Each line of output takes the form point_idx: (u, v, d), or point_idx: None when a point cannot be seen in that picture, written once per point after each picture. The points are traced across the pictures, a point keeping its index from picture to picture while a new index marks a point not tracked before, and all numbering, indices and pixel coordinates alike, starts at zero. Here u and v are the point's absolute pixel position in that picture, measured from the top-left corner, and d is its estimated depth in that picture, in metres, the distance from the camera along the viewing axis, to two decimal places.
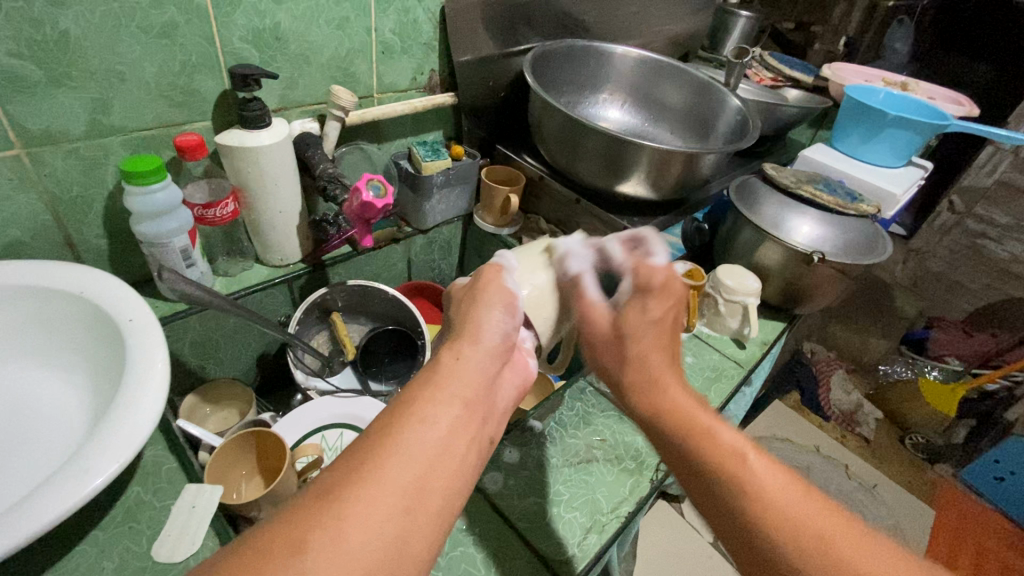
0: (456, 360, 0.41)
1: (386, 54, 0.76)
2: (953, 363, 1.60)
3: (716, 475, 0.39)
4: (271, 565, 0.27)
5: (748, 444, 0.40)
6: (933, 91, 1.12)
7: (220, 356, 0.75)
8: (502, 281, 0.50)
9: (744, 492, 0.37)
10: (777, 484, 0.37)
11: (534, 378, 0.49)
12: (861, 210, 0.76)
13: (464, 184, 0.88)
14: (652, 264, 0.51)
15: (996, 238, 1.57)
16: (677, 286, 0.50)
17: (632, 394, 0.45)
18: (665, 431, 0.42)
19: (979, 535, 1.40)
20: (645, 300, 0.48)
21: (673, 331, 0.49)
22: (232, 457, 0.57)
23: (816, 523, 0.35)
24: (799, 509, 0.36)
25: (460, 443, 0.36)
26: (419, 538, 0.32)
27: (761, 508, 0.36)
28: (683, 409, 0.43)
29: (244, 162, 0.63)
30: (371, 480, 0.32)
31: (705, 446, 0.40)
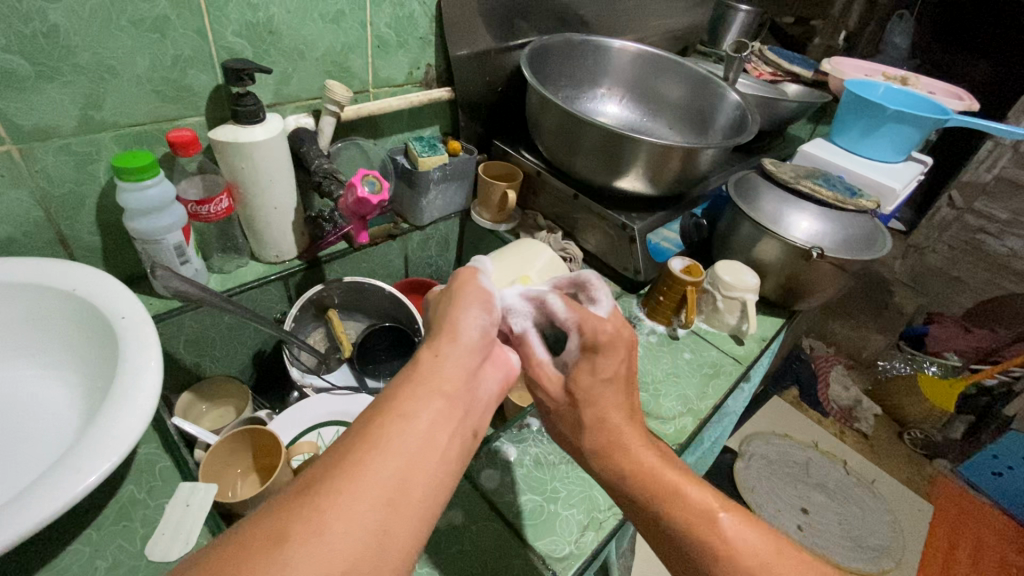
0: (436, 356, 0.41)
1: (381, 48, 0.75)
2: (952, 358, 1.51)
3: (688, 539, 0.41)
4: (251, 563, 0.27)
5: (716, 501, 0.43)
6: (934, 85, 1.11)
7: (216, 353, 0.74)
8: (477, 280, 0.48)
9: (710, 554, 0.40)
10: (745, 545, 0.40)
11: (517, 374, 0.48)
12: (860, 206, 0.75)
13: (461, 180, 0.87)
14: (599, 322, 0.49)
15: (995, 233, 1.58)
16: (623, 337, 0.49)
17: (600, 461, 0.48)
18: (639, 500, 0.45)
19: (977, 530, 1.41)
20: (593, 362, 0.48)
21: (628, 384, 0.50)
22: (228, 455, 0.57)
23: (780, 572, 0.39)
24: (767, 562, 0.40)
25: (442, 437, 0.37)
26: (402, 531, 0.32)
27: (733, 570, 0.40)
28: (654, 475, 0.45)
29: (239, 157, 0.63)
30: (351, 476, 0.32)
31: (674, 510, 0.43)
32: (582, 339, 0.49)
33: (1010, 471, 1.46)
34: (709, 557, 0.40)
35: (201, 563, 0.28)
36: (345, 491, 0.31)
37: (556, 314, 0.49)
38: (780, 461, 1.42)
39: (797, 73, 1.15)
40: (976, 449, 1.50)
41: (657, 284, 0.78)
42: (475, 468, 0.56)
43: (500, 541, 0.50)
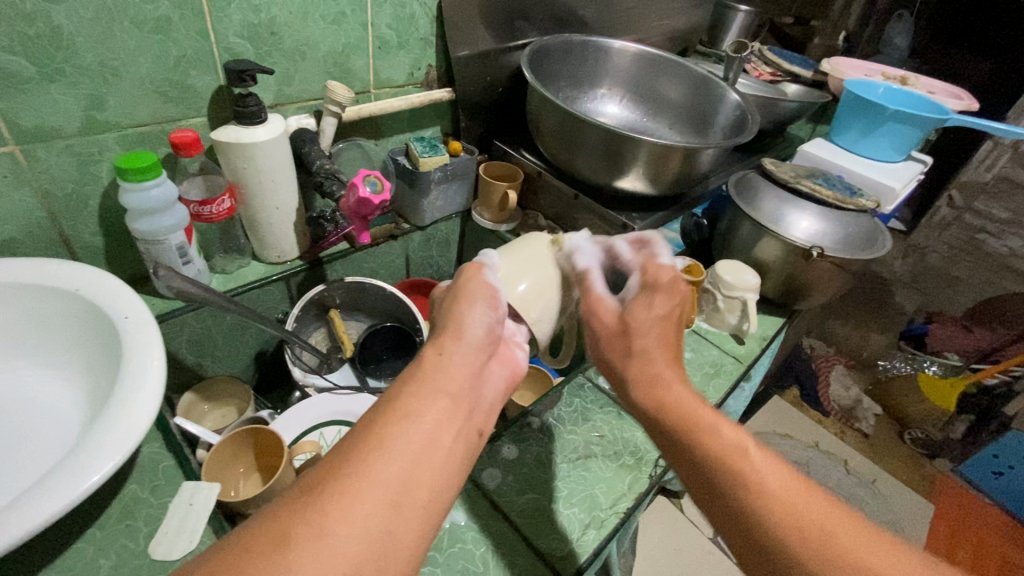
0: (439, 356, 0.42)
1: (382, 49, 0.75)
2: (952, 357, 1.57)
3: (717, 466, 0.39)
4: (256, 564, 0.28)
5: (750, 438, 0.40)
6: (934, 85, 1.11)
7: (218, 353, 0.74)
8: (483, 277, 0.49)
9: (742, 484, 0.37)
10: (776, 481, 0.37)
11: (523, 371, 0.49)
12: (860, 205, 0.75)
13: (462, 180, 0.87)
14: (660, 265, 0.52)
15: (995, 233, 1.58)
16: (682, 286, 0.51)
17: (636, 389, 0.46)
18: (668, 428, 0.43)
19: (978, 529, 1.41)
20: (651, 298, 0.50)
21: (676, 329, 0.50)
22: (230, 455, 0.57)
23: (817, 516, 0.35)
24: (800, 502, 0.36)
25: (445, 436, 0.37)
26: (407, 531, 0.32)
27: (763, 503, 0.36)
28: (690, 405, 0.43)
29: (241, 159, 0.63)
30: (356, 476, 0.32)
31: (702, 439, 0.40)
32: (644, 278, 0.52)
33: (1011, 471, 1.44)
34: (738, 486, 0.37)
35: (208, 563, 0.28)
36: (349, 491, 0.32)
37: (622, 256, 0.55)
38: (781, 461, 1.42)
39: (797, 74, 1.15)
40: (977, 450, 1.47)
41: None
42: (477, 466, 0.57)
43: (502, 540, 0.50)
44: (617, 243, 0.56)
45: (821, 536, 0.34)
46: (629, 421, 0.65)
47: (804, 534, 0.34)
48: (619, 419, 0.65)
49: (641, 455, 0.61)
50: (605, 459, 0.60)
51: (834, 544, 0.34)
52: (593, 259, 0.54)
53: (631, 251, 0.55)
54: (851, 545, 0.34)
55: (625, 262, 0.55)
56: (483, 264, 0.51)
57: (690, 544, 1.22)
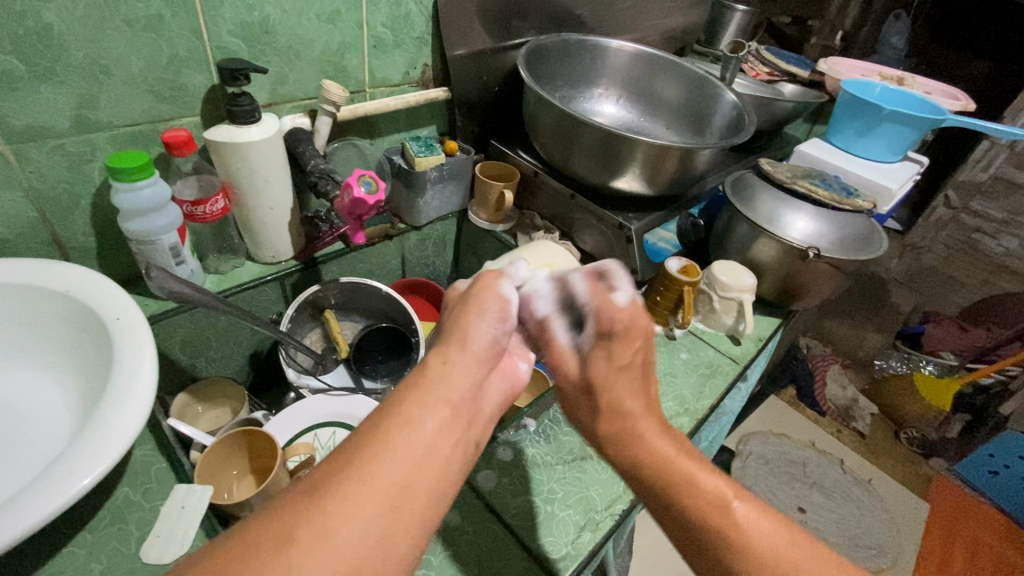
0: (443, 364, 0.41)
1: (378, 48, 0.75)
2: (948, 357, 1.56)
3: (706, 529, 0.40)
4: (258, 561, 0.28)
5: (732, 490, 0.42)
6: (930, 85, 1.11)
7: (211, 354, 0.74)
8: (498, 288, 0.47)
9: (725, 540, 0.40)
10: (766, 537, 0.39)
11: (523, 384, 0.49)
12: (856, 206, 0.75)
13: (458, 180, 0.87)
14: (612, 309, 0.49)
15: (991, 233, 1.57)
16: (643, 321, 0.49)
17: (614, 443, 0.48)
18: (649, 483, 0.44)
19: (973, 528, 1.41)
20: (607, 348, 0.49)
21: (643, 371, 0.50)
22: (224, 456, 0.57)
23: (798, 565, 0.38)
24: (795, 563, 0.38)
25: (445, 446, 0.37)
26: (404, 536, 0.32)
27: (747, 558, 0.39)
28: (677, 460, 0.44)
29: (236, 158, 0.62)
30: (357, 479, 0.32)
31: (693, 497, 0.42)
32: (598, 324, 0.49)
33: (1007, 469, 1.45)
34: (730, 549, 0.39)
35: (208, 557, 0.28)
36: (351, 493, 0.32)
37: (577, 292, 0.51)
38: (777, 461, 1.42)
39: (794, 73, 1.15)
40: (973, 448, 1.51)
41: (655, 285, 0.78)
42: (472, 469, 0.56)
43: (497, 542, 0.50)
44: (570, 278, 0.51)
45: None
46: None
47: None
48: None
49: None
50: (601, 460, 0.60)
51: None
52: (552, 302, 0.51)
53: (587, 286, 0.51)
54: None
55: (580, 301, 0.51)
56: (502, 273, 0.49)
57: None
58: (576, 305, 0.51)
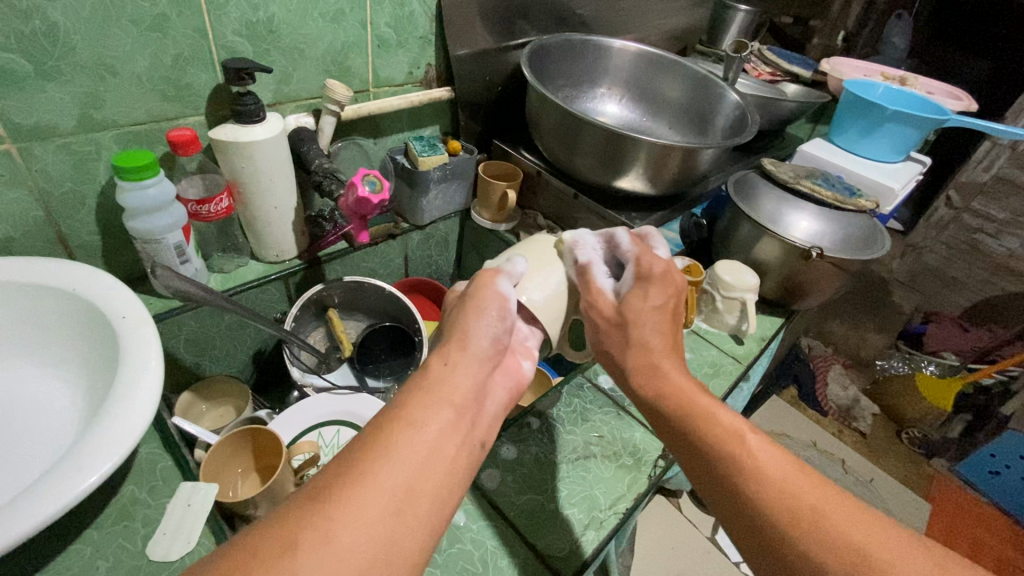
0: (444, 366, 0.42)
1: (381, 47, 0.75)
2: (949, 357, 1.58)
3: (714, 451, 0.41)
4: (262, 567, 0.28)
5: (746, 425, 0.43)
6: (932, 84, 1.11)
7: (215, 353, 0.74)
8: (495, 286, 0.47)
9: (736, 465, 0.40)
10: (773, 463, 0.40)
11: (528, 380, 0.48)
12: (860, 206, 0.76)
13: (461, 179, 0.87)
14: (655, 257, 0.54)
15: (993, 233, 1.56)
16: (676, 277, 0.53)
17: (637, 374, 0.49)
18: (668, 414, 0.45)
19: (974, 528, 1.41)
20: (650, 291, 0.51)
21: (674, 319, 0.52)
22: (229, 454, 0.57)
23: (807, 496, 0.37)
24: (798, 489, 0.38)
25: (449, 447, 0.37)
26: (410, 538, 0.32)
27: (758, 482, 0.39)
28: (691, 394, 0.46)
29: (241, 157, 0.62)
30: (362, 480, 0.33)
31: (705, 422, 0.43)
32: (639, 269, 0.52)
33: (1007, 470, 1.44)
34: (738, 470, 0.40)
35: (217, 562, 0.28)
36: (354, 499, 0.32)
37: (622, 245, 0.55)
38: None
39: (796, 73, 1.15)
40: (972, 449, 1.49)
41: None
42: (476, 467, 0.56)
43: (502, 541, 0.50)
44: (619, 232, 0.56)
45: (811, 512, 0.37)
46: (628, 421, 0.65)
47: (802, 510, 0.37)
48: (618, 420, 0.65)
49: (640, 456, 0.61)
50: (604, 459, 0.60)
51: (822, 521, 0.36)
52: (596, 251, 0.54)
53: (631, 242, 0.55)
54: (842, 520, 0.36)
55: (624, 251, 0.54)
56: (500, 271, 0.49)
57: (688, 544, 1.22)
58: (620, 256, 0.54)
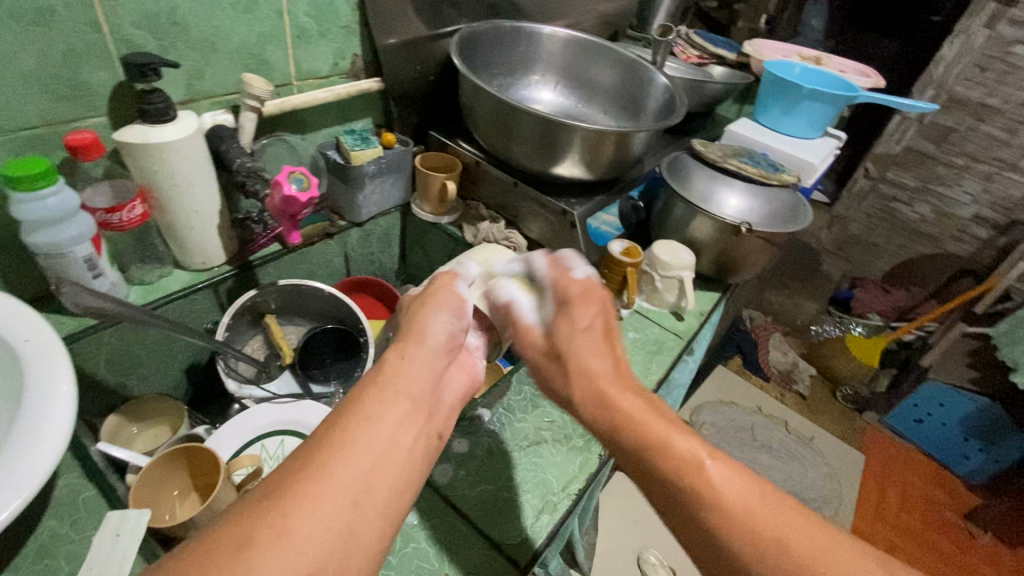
0: (400, 360, 0.41)
1: (301, 38, 0.72)
2: (874, 318, 1.75)
3: (677, 491, 0.37)
4: (218, 564, 0.27)
5: (706, 450, 0.38)
6: (845, 63, 1.17)
7: (142, 371, 0.70)
8: (453, 288, 0.50)
9: (697, 503, 0.36)
10: (739, 500, 0.35)
11: (481, 379, 0.48)
12: (783, 180, 0.79)
13: (398, 173, 0.85)
14: (571, 278, 0.55)
15: (906, 201, 1.65)
16: (597, 293, 0.54)
17: (587, 410, 0.45)
18: (623, 442, 0.41)
19: (903, 473, 1.54)
20: (569, 311, 0.52)
21: (607, 327, 0.51)
22: (163, 475, 0.54)
23: (776, 533, 0.34)
24: (761, 522, 0.34)
25: (406, 437, 0.36)
26: (369, 531, 0.32)
27: (720, 520, 0.35)
28: (640, 417, 0.42)
29: (153, 161, 0.58)
30: (317, 479, 0.32)
31: (659, 458, 0.39)
32: (557, 293, 0.54)
33: (930, 417, 1.57)
34: (701, 509, 0.36)
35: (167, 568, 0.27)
36: (311, 494, 0.31)
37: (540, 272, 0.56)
38: (729, 427, 1.49)
39: (722, 56, 1.18)
40: (899, 402, 1.62)
41: (599, 269, 0.79)
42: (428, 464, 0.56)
43: (456, 535, 0.50)
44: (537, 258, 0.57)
45: (777, 550, 0.33)
46: None
47: (767, 554, 0.33)
48: None
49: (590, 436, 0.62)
50: (556, 443, 0.61)
51: (797, 567, 0.33)
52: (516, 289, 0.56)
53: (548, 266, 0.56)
54: (814, 561, 0.33)
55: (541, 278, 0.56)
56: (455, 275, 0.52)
57: (649, 515, 1.26)
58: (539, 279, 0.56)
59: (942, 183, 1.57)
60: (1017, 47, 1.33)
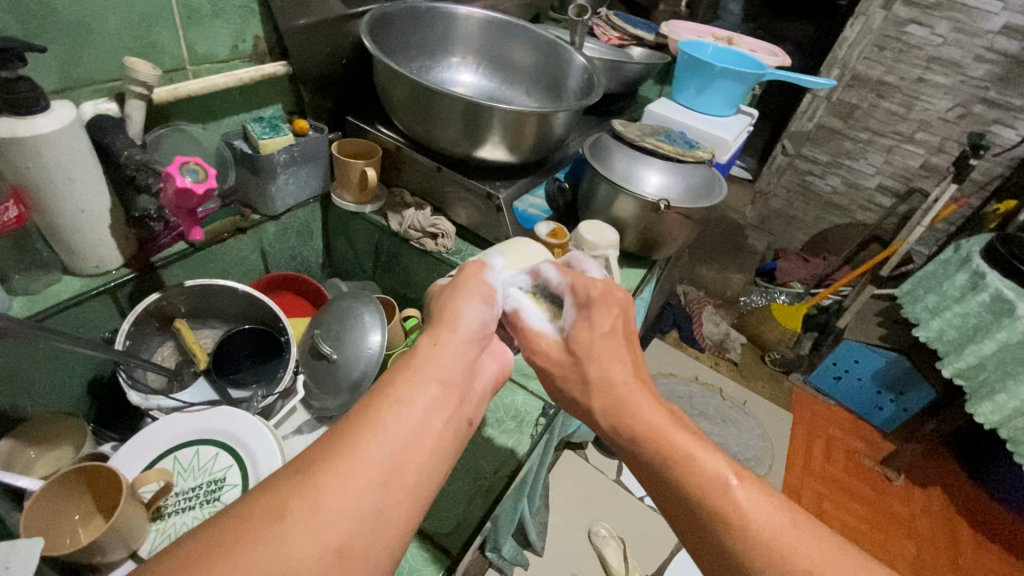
0: (435, 345, 0.40)
1: (192, 18, 0.66)
2: (796, 287, 1.86)
3: (700, 507, 0.38)
4: (250, 535, 0.26)
5: (732, 469, 0.39)
6: (754, 43, 1.22)
7: (35, 390, 0.63)
8: (483, 277, 0.48)
9: (722, 520, 0.37)
10: (765, 522, 0.36)
11: (512, 368, 0.46)
12: (697, 157, 0.82)
13: (314, 162, 0.81)
14: (589, 280, 0.53)
15: (819, 174, 1.77)
16: (617, 294, 0.53)
17: (607, 419, 0.45)
18: (645, 457, 0.41)
19: (827, 427, 1.67)
20: (589, 318, 0.50)
21: (626, 337, 0.51)
22: (59, 500, 0.50)
23: (801, 552, 0.35)
24: (783, 542, 0.36)
25: (439, 420, 0.35)
26: (398, 512, 0.30)
27: (746, 542, 0.36)
28: (662, 434, 0.41)
29: (23, 156, 0.52)
30: (350, 453, 0.31)
31: (685, 475, 0.39)
32: (576, 299, 0.52)
33: (847, 374, 1.68)
34: (726, 528, 0.37)
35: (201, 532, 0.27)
36: (342, 469, 0.30)
37: (551, 279, 0.55)
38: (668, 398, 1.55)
39: (641, 37, 1.20)
40: (820, 360, 1.73)
41: None
42: None
43: None
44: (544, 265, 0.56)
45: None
46: (509, 386, 0.65)
47: (789, 571, 0.35)
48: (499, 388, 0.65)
49: (523, 417, 0.61)
50: (486, 428, 0.60)
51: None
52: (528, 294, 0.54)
53: (558, 273, 0.55)
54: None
55: (554, 286, 0.54)
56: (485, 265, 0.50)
57: (597, 490, 1.30)
58: (551, 289, 0.54)
59: (849, 157, 1.68)
60: (911, 27, 1.43)
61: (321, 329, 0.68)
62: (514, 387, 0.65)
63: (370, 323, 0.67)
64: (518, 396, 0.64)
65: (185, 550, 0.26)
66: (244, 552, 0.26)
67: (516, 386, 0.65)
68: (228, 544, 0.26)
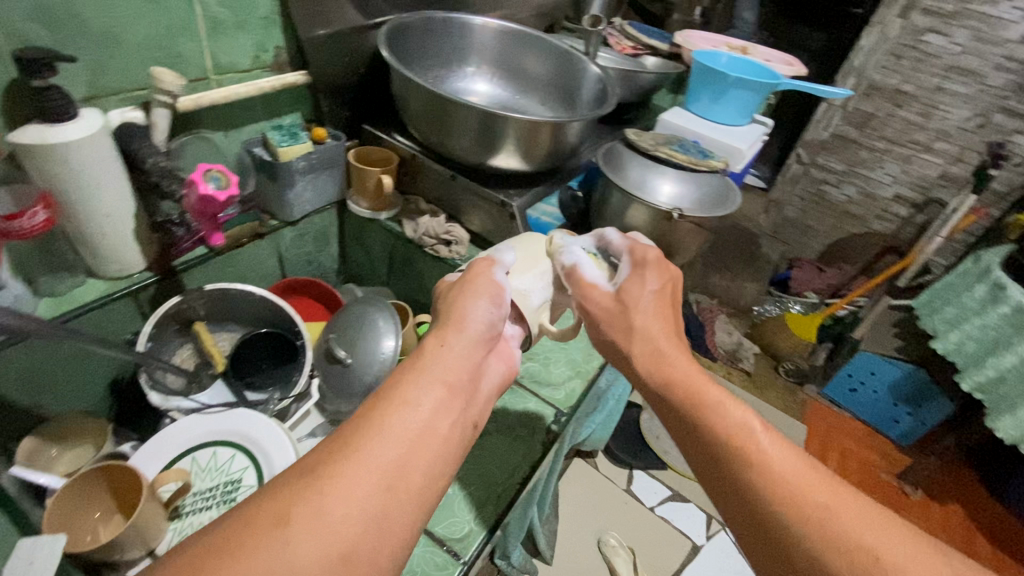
0: (440, 346, 0.40)
1: (216, 30, 0.68)
2: (811, 297, 1.86)
3: (722, 447, 0.38)
4: (255, 539, 0.27)
5: (757, 419, 0.39)
6: (769, 52, 1.22)
7: (59, 389, 0.65)
8: (491, 274, 0.48)
9: (742, 460, 0.37)
10: (787, 466, 0.36)
11: (518, 369, 0.48)
12: (712, 166, 0.82)
13: (331, 169, 0.82)
14: (644, 246, 0.54)
15: (835, 183, 1.74)
16: (670, 266, 0.53)
17: (642, 366, 0.45)
18: (672, 403, 0.42)
19: (842, 440, 1.64)
20: (642, 274, 0.51)
21: (673, 301, 0.50)
22: (81, 497, 0.51)
23: (820, 495, 0.34)
24: (809, 488, 0.35)
25: (443, 423, 0.35)
26: (403, 515, 0.31)
27: (764, 482, 0.35)
28: (692, 379, 0.42)
29: (54, 163, 0.54)
30: (355, 456, 0.31)
31: (708, 416, 0.39)
32: (632, 258, 0.53)
33: (862, 385, 1.68)
34: (745, 465, 0.36)
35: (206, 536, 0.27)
36: (348, 473, 0.30)
37: (612, 242, 0.56)
38: None
39: (655, 46, 1.21)
40: (835, 370, 1.71)
41: None
42: None
43: None
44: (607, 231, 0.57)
45: (824, 515, 0.33)
46: (522, 393, 0.65)
47: (806, 511, 0.34)
48: (511, 395, 0.65)
49: (534, 424, 0.62)
50: (500, 434, 0.61)
51: (835, 524, 0.33)
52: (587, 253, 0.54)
53: (620, 238, 0.56)
54: (853, 523, 0.33)
55: (614, 249, 0.55)
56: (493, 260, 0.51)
57: (608, 499, 1.29)
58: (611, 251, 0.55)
59: (865, 166, 1.66)
60: (929, 36, 1.42)
61: (336, 334, 0.68)
62: (527, 395, 0.65)
63: (384, 328, 0.68)
64: (530, 402, 0.65)
65: (191, 553, 0.26)
66: (249, 558, 0.26)
67: (529, 393, 0.65)
68: (232, 547, 0.26)
